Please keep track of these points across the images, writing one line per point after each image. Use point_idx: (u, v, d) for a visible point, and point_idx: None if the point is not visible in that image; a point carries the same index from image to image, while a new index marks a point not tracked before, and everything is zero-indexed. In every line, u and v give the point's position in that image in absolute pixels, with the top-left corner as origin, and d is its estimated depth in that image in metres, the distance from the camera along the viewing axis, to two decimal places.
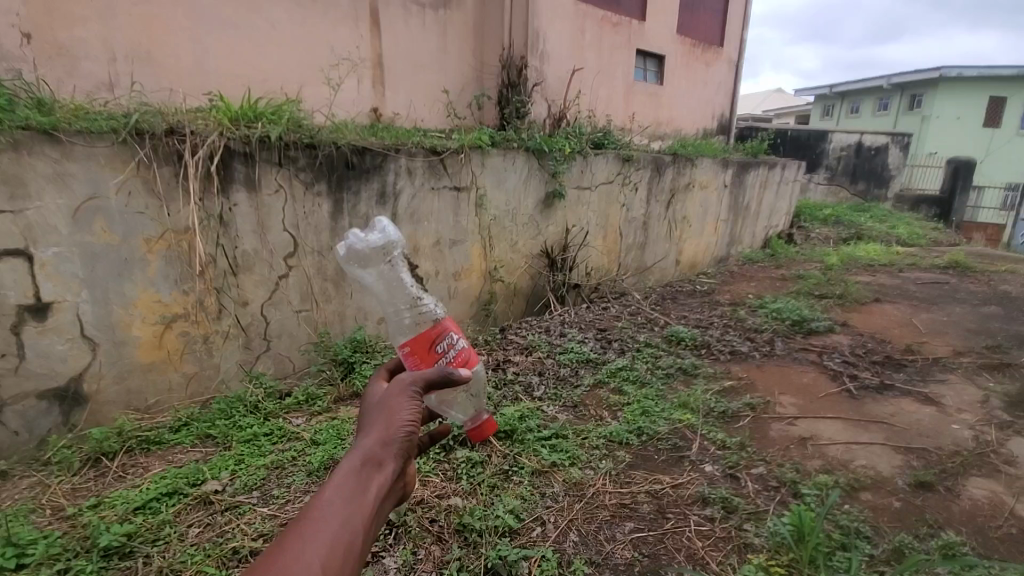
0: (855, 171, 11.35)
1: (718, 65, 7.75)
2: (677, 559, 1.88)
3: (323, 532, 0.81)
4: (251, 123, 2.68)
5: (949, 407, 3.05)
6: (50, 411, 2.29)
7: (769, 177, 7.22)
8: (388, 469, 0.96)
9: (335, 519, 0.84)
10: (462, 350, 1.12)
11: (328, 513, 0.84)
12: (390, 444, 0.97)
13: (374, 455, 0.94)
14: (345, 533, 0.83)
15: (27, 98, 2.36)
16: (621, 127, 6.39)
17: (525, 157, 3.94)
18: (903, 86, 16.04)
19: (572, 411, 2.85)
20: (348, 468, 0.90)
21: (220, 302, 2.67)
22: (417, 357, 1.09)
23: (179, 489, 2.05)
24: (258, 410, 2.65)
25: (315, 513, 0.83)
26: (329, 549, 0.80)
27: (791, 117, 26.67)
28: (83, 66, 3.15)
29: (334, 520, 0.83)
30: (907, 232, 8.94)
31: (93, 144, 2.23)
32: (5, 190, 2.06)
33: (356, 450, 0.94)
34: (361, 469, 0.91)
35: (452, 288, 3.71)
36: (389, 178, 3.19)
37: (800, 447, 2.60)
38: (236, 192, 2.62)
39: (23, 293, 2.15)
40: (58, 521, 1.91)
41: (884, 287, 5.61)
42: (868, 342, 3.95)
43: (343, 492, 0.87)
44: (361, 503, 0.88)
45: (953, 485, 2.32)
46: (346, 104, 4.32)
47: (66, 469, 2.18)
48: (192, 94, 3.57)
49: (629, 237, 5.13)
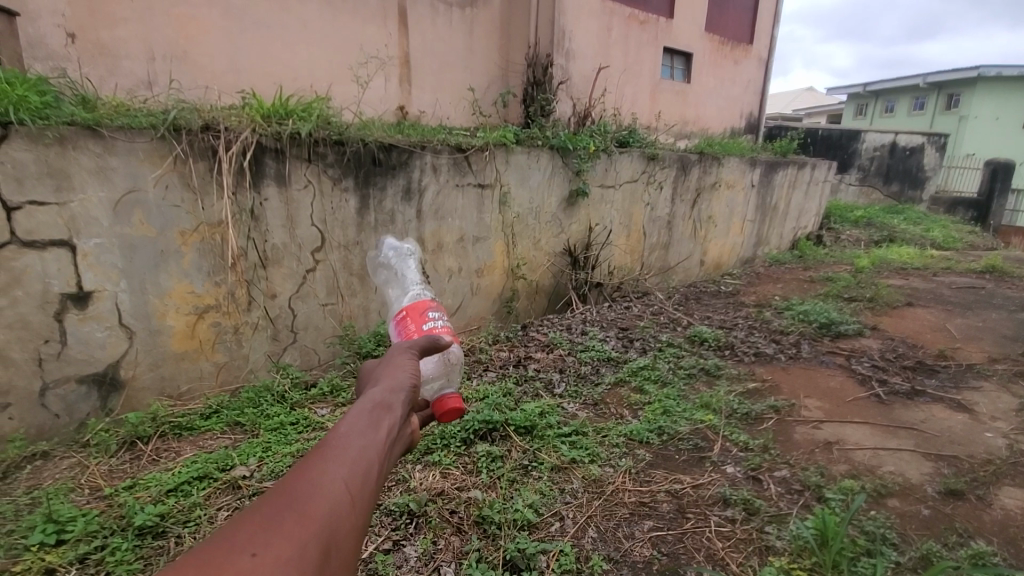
0: (888, 172, 11.03)
1: (747, 63, 7.61)
2: (697, 559, 1.87)
3: (342, 454, 0.78)
4: (283, 120, 2.75)
5: (983, 415, 2.96)
6: (89, 395, 2.39)
7: (799, 177, 7.07)
8: (399, 411, 0.95)
9: (353, 445, 0.81)
10: (444, 325, 1.34)
11: (344, 440, 0.81)
12: (397, 392, 0.98)
13: (382, 398, 0.94)
14: (365, 457, 0.80)
15: (73, 95, 2.46)
16: (646, 125, 6.34)
17: (549, 155, 3.95)
18: (941, 85, 15.53)
19: (592, 409, 2.85)
20: (357, 410, 0.90)
21: (250, 294, 2.75)
22: (407, 321, 1.32)
23: (209, 473, 2.12)
24: (285, 400, 2.71)
25: (329, 441, 0.81)
26: (352, 467, 0.77)
27: (821, 116, 26.07)
28: (124, 65, 3.26)
29: (351, 446, 0.81)
30: (943, 235, 8.66)
31: (133, 139, 2.31)
32: (51, 183, 2.16)
33: (364, 397, 0.94)
34: (372, 409, 0.90)
35: (475, 285, 3.74)
36: (414, 175, 3.23)
37: (825, 451, 2.55)
38: (267, 187, 2.69)
39: (66, 282, 2.25)
40: (95, 500, 2.00)
41: (917, 291, 5.45)
42: (899, 347, 3.84)
43: (357, 425, 0.85)
44: (376, 436, 0.85)
45: (985, 494, 2.25)
46: (374, 102, 4.38)
47: (104, 451, 2.27)
48: (226, 92, 3.67)
49: (653, 237, 5.09)
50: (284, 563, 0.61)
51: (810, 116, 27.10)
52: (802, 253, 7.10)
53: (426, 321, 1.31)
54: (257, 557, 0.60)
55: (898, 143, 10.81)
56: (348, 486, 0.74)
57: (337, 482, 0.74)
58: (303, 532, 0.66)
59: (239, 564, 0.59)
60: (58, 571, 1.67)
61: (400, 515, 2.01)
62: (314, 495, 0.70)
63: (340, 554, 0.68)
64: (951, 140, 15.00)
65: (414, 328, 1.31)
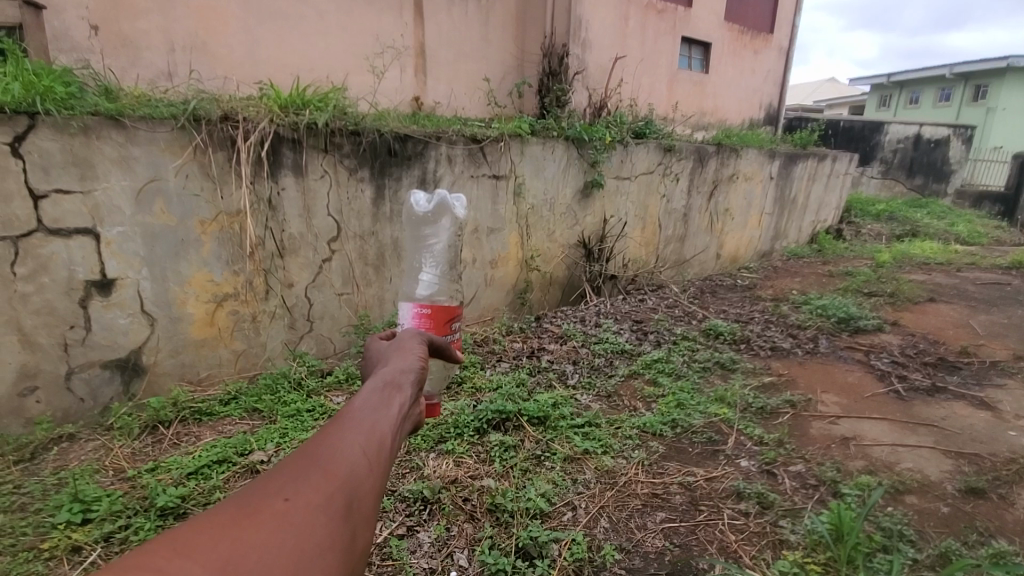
0: (912, 164, 10.78)
1: (767, 52, 7.47)
2: (709, 551, 1.87)
3: (359, 422, 0.81)
4: (300, 110, 2.77)
5: (1006, 413, 2.89)
6: (112, 380, 2.45)
7: (818, 170, 6.95)
8: (410, 388, 0.97)
9: (369, 414, 0.84)
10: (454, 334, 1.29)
11: (360, 411, 0.84)
12: (407, 372, 0.99)
13: (395, 375, 0.96)
14: (381, 426, 0.83)
15: (96, 85, 2.51)
16: (663, 116, 6.26)
17: (565, 146, 3.93)
18: (968, 76, 15.09)
19: (606, 401, 2.85)
20: (369, 389, 0.91)
21: (267, 282, 2.79)
22: (428, 319, 1.21)
23: (228, 457, 2.16)
24: (302, 387, 2.75)
25: (346, 411, 0.83)
26: (367, 436, 0.79)
27: (843, 107, 25.62)
28: (146, 57, 3.31)
29: (368, 415, 0.83)
30: (968, 229, 8.45)
31: (154, 128, 2.35)
32: (75, 172, 2.21)
33: (376, 374, 0.96)
34: (384, 387, 0.92)
35: (489, 276, 3.75)
36: (430, 165, 3.24)
37: (842, 446, 2.52)
38: (284, 176, 2.71)
39: (90, 269, 2.30)
40: (119, 481, 2.05)
41: (940, 286, 5.33)
42: (920, 343, 3.77)
43: (370, 401, 0.87)
44: (389, 410, 0.87)
45: (1008, 493, 2.21)
46: (390, 92, 4.39)
47: (127, 434, 2.33)
48: (244, 82, 3.71)
49: (669, 229, 5.04)
50: (312, 510, 0.64)
51: (831, 108, 26.54)
52: (821, 247, 6.98)
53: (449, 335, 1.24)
54: (287, 503, 0.63)
55: (922, 136, 10.63)
56: (367, 448, 0.77)
57: (357, 445, 0.76)
58: (328, 484, 0.68)
59: (270, 510, 0.62)
60: (84, 548, 1.73)
61: (414, 502, 2.03)
62: (336, 455, 0.73)
63: (363, 509, 0.71)
64: (978, 133, 14.57)
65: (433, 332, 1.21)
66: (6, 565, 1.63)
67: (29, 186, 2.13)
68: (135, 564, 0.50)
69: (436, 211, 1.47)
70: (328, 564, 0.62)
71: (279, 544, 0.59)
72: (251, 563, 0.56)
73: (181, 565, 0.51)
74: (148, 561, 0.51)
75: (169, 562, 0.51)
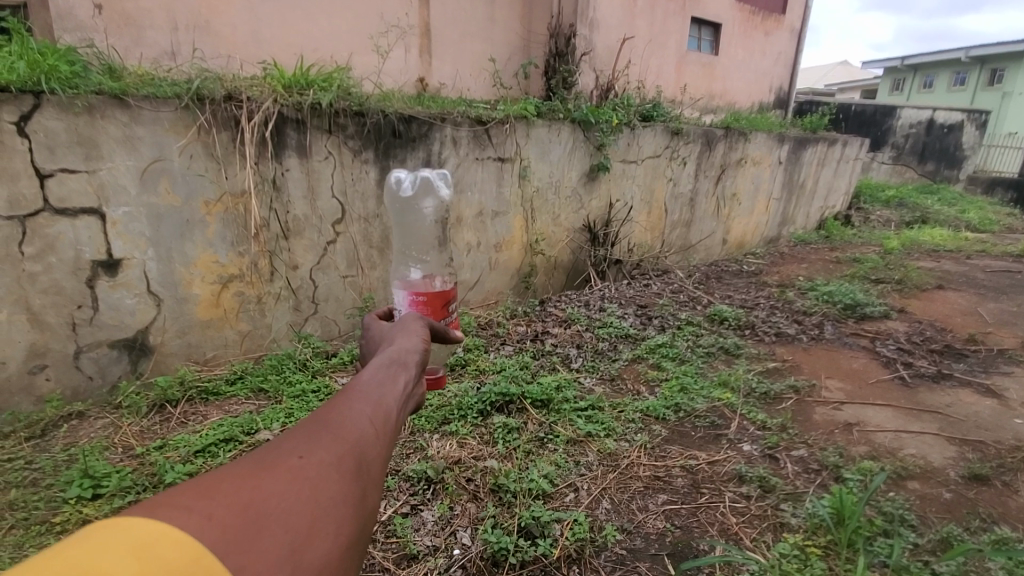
0: (924, 150, 10.61)
1: (778, 34, 7.33)
2: (710, 533, 1.88)
3: (366, 395, 0.82)
4: (304, 90, 2.75)
5: (1012, 401, 2.88)
6: (120, 359, 2.47)
7: (828, 155, 6.86)
8: (414, 368, 0.98)
9: (376, 389, 0.85)
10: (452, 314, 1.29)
11: (367, 385, 0.85)
12: (412, 351, 1.00)
13: (400, 353, 0.97)
14: (387, 401, 0.84)
15: (99, 64, 2.49)
16: (671, 98, 6.18)
17: (571, 128, 3.89)
18: (984, 59, 14.76)
19: (609, 384, 2.86)
20: (374, 365, 0.92)
21: (272, 264, 2.79)
22: (424, 306, 1.20)
23: (234, 436, 2.19)
24: (307, 368, 2.77)
25: (353, 384, 0.84)
26: (374, 407, 0.80)
27: (855, 91, 25.19)
28: (149, 35, 3.28)
29: (374, 389, 0.84)
30: (979, 216, 8.34)
31: (158, 108, 2.34)
32: (80, 152, 2.21)
33: (382, 353, 0.97)
34: (390, 364, 0.93)
35: (493, 259, 3.75)
36: (434, 147, 3.22)
37: (845, 432, 2.53)
38: (288, 158, 2.70)
39: (97, 249, 2.31)
40: (128, 458, 2.09)
41: (948, 273, 5.28)
42: (927, 330, 3.75)
43: (377, 376, 0.88)
44: (395, 385, 0.88)
45: (1012, 480, 2.21)
46: (394, 73, 4.34)
47: (135, 412, 2.36)
48: (248, 62, 3.68)
49: (675, 214, 5.00)
50: (325, 469, 0.66)
51: (843, 92, 26.09)
52: (829, 234, 6.92)
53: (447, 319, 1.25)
54: (301, 460, 0.65)
55: (935, 120, 10.43)
56: (374, 418, 0.78)
57: (365, 415, 0.77)
58: (339, 447, 0.69)
59: (285, 466, 0.63)
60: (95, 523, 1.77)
61: (418, 482, 2.05)
62: (346, 422, 0.74)
63: (372, 474, 0.71)
64: (993, 118, 14.30)
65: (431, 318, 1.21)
66: (19, 538, 1.66)
67: (35, 165, 2.13)
68: (160, 504, 0.51)
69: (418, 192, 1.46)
70: (341, 519, 0.63)
71: (296, 495, 0.60)
72: (270, 510, 0.57)
73: (203, 506, 0.53)
74: (172, 502, 0.52)
75: (193, 503, 0.53)
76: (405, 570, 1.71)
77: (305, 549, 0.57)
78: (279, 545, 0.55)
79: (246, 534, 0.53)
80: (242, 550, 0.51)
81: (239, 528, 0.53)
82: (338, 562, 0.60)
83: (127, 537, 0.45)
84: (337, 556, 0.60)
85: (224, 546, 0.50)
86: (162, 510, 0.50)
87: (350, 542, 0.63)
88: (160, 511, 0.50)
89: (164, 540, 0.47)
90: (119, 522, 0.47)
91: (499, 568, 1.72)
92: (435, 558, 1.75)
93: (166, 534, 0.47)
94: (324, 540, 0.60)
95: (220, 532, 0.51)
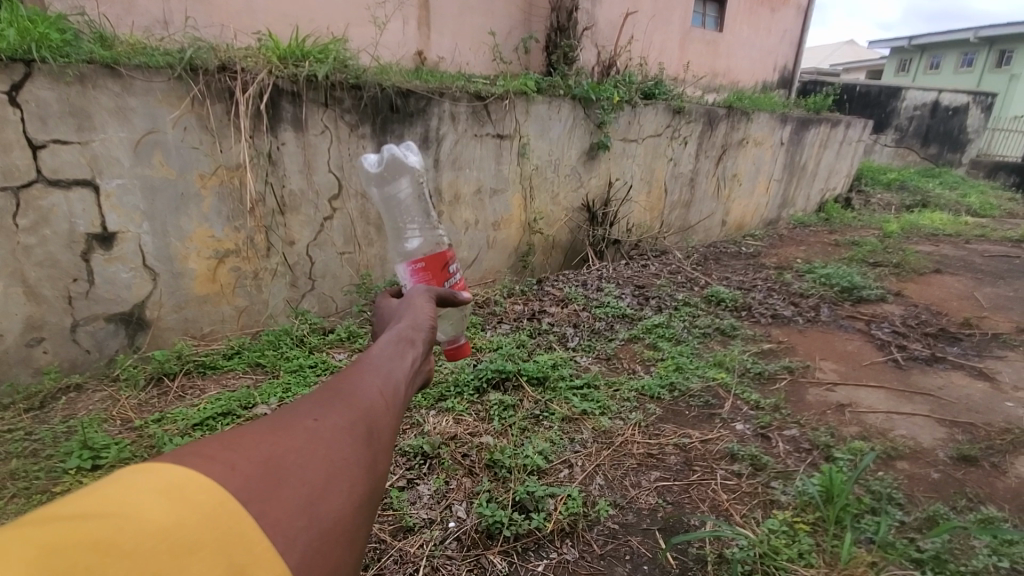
0: (927, 132, 10.51)
1: (784, 11, 7.19)
2: (701, 509, 1.92)
3: (376, 368, 0.82)
4: (300, 61, 2.70)
5: (1004, 384, 2.91)
6: (117, 333, 2.48)
7: (830, 137, 6.80)
8: (422, 345, 0.98)
9: (385, 362, 0.85)
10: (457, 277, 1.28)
11: (376, 358, 0.85)
12: (420, 328, 1.00)
13: (408, 330, 0.97)
14: (396, 374, 0.84)
15: (90, 32, 2.43)
16: (673, 76, 6.08)
17: (571, 105, 3.83)
18: (993, 41, 14.53)
19: (605, 363, 2.88)
20: (383, 341, 0.92)
21: (269, 240, 2.78)
22: (426, 273, 1.19)
23: (232, 410, 2.21)
24: (304, 344, 2.78)
25: (364, 358, 0.85)
26: (384, 379, 0.80)
27: (860, 69, 24.86)
28: (140, 3, 3.19)
29: (383, 363, 0.85)
30: (980, 201, 8.31)
31: (151, 79, 2.30)
32: (72, 122, 2.18)
33: (392, 329, 0.97)
34: (397, 341, 0.93)
35: (491, 238, 3.73)
36: (433, 123, 3.17)
37: (837, 413, 2.55)
38: (284, 131, 2.67)
39: (91, 222, 2.29)
40: (127, 430, 2.10)
41: (946, 257, 5.28)
42: (922, 313, 3.76)
43: (386, 352, 0.88)
44: (402, 362, 0.88)
45: (1000, 462, 2.23)
46: (392, 46, 4.23)
47: (133, 385, 2.37)
48: (242, 32, 3.59)
49: (675, 194, 4.97)
50: (338, 432, 0.66)
51: (849, 70, 25.69)
52: (828, 216, 6.89)
53: (449, 278, 1.23)
54: (315, 423, 0.65)
55: (940, 103, 10.31)
56: (385, 389, 0.78)
57: (375, 385, 0.78)
58: (351, 412, 0.70)
59: (300, 427, 0.63)
60: None
61: (414, 457, 2.08)
62: (358, 390, 0.75)
63: (384, 440, 0.71)
64: (998, 100, 14.16)
65: (435, 283, 1.20)
66: (20, 507, 1.69)
67: (27, 136, 2.10)
68: (184, 454, 0.53)
69: (389, 168, 1.42)
70: (355, 478, 0.63)
71: (311, 453, 0.61)
72: (288, 464, 0.58)
73: (225, 457, 0.54)
74: (195, 453, 0.54)
75: (216, 454, 0.54)
76: (401, 542, 1.74)
77: (321, 503, 0.57)
78: (296, 496, 0.55)
79: (265, 485, 0.54)
80: (261, 499, 0.52)
81: (258, 478, 0.54)
82: (352, 520, 0.60)
83: (157, 479, 0.48)
84: (350, 513, 0.60)
85: (245, 494, 0.52)
86: (187, 458, 0.52)
87: (363, 502, 0.63)
88: (186, 459, 0.52)
89: (191, 483, 0.49)
90: (149, 467, 0.50)
91: (493, 540, 1.75)
92: (430, 530, 1.78)
93: (192, 479, 0.50)
94: (339, 496, 0.60)
95: (240, 481, 0.52)
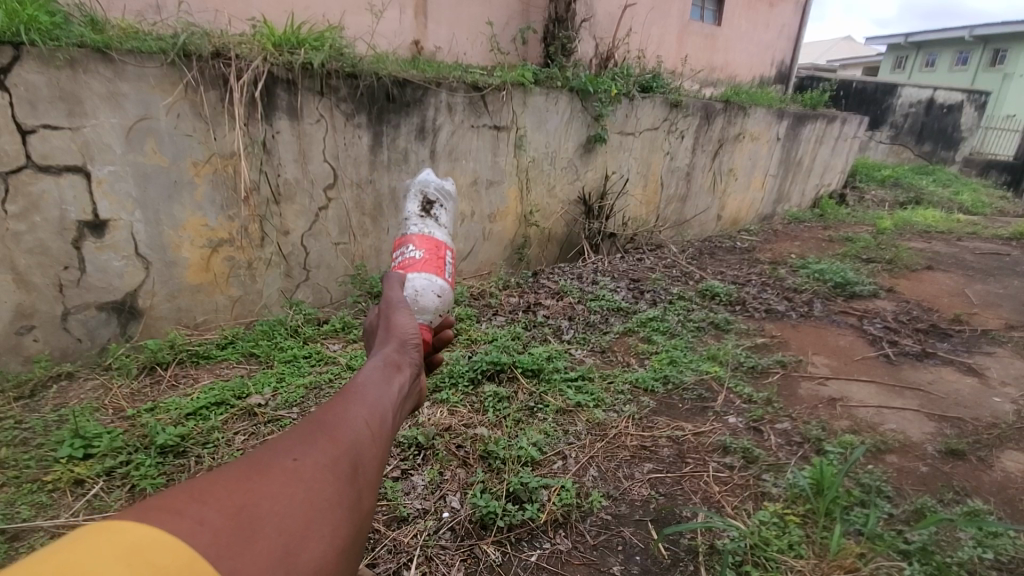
0: (921, 129, 10.57)
1: (782, 6, 7.18)
2: (693, 500, 1.94)
3: (362, 397, 0.83)
4: (295, 49, 2.67)
5: (992, 380, 2.95)
6: (109, 322, 2.46)
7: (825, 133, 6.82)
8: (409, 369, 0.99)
9: (373, 389, 0.86)
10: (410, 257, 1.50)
11: (363, 385, 0.86)
12: (408, 351, 1.02)
13: (395, 354, 0.98)
14: (383, 402, 0.85)
15: (80, 14, 2.37)
16: (671, 70, 6.05)
17: (569, 97, 3.82)
18: (988, 38, 14.54)
19: (600, 356, 2.89)
20: (370, 367, 0.93)
21: (263, 229, 2.76)
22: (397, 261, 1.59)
23: (226, 400, 2.20)
24: (298, 334, 2.76)
25: (351, 385, 0.86)
26: (369, 412, 0.81)
27: (851, 65, 25.00)
28: None
29: (370, 390, 0.86)
30: (972, 199, 8.39)
31: (143, 64, 2.27)
32: (63, 107, 2.14)
33: (378, 353, 0.98)
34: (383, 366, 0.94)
35: (486, 230, 3.72)
36: (429, 113, 3.15)
37: (828, 406, 2.58)
38: (279, 120, 2.64)
39: (82, 209, 2.27)
40: (119, 419, 2.09)
41: (937, 254, 5.33)
42: (914, 309, 3.80)
43: (372, 378, 0.89)
44: (388, 388, 0.89)
45: (987, 455, 2.27)
46: (389, 35, 4.15)
47: (126, 373, 2.35)
48: (237, 18, 3.51)
49: (671, 187, 4.97)
50: (319, 470, 0.67)
51: (845, 66, 25.67)
52: (822, 212, 6.92)
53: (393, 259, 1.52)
54: (296, 462, 0.66)
55: (935, 100, 10.37)
56: (371, 420, 0.80)
57: (361, 417, 0.79)
58: (335, 450, 0.71)
59: (279, 468, 0.64)
60: (87, 482, 1.79)
61: (408, 447, 2.07)
62: (343, 423, 0.76)
63: (367, 475, 0.73)
64: (992, 98, 14.21)
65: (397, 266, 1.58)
66: (11, 496, 1.69)
67: (16, 120, 2.07)
68: (153, 508, 0.53)
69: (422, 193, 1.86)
70: (337, 520, 0.65)
71: (292, 496, 0.62)
72: (264, 513, 0.58)
73: (195, 512, 0.54)
74: (165, 507, 0.53)
75: (187, 506, 0.54)
76: (395, 531, 1.75)
77: (299, 552, 0.59)
78: (272, 547, 0.56)
79: (237, 540, 0.54)
80: (234, 554, 0.53)
81: (233, 531, 0.54)
82: (333, 564, 0.62)
83: (119, 541, 0.47)
84: (332, 558, 0.62)
85: (215, 551, 0.52)
86: (156, 514, 0.51)
87: (345, 545, 0.65)
88: (152, 516, 0.51)
89: (156, 546, 0.48)
90: (111, 525, 0.49)
91: (487, 531, 1.76)
92: (424, 521, 1.78)
93: (157, 539, 0.49)
94: (319, 542, 0.61)
95: (210, 535, 0.53)
